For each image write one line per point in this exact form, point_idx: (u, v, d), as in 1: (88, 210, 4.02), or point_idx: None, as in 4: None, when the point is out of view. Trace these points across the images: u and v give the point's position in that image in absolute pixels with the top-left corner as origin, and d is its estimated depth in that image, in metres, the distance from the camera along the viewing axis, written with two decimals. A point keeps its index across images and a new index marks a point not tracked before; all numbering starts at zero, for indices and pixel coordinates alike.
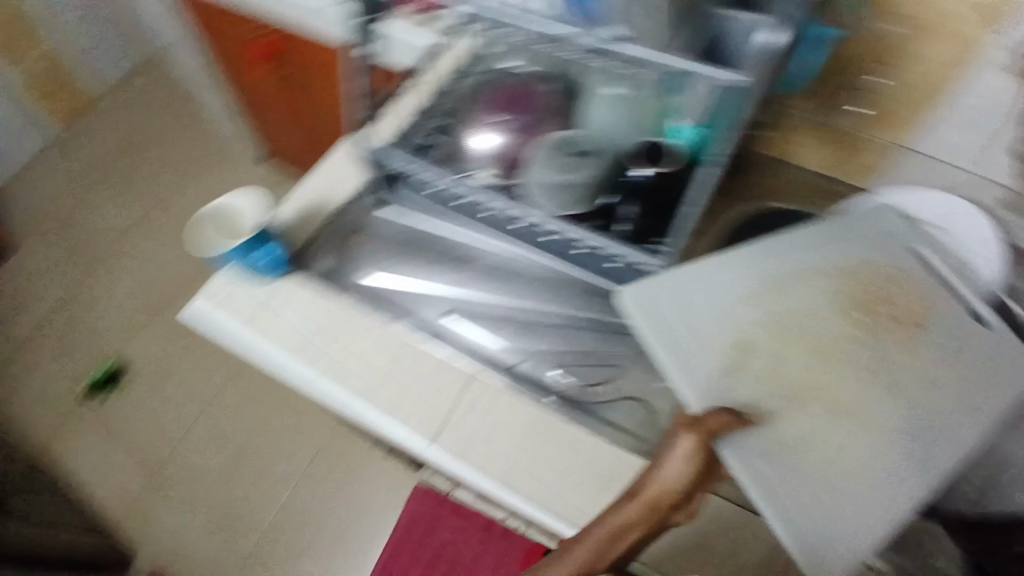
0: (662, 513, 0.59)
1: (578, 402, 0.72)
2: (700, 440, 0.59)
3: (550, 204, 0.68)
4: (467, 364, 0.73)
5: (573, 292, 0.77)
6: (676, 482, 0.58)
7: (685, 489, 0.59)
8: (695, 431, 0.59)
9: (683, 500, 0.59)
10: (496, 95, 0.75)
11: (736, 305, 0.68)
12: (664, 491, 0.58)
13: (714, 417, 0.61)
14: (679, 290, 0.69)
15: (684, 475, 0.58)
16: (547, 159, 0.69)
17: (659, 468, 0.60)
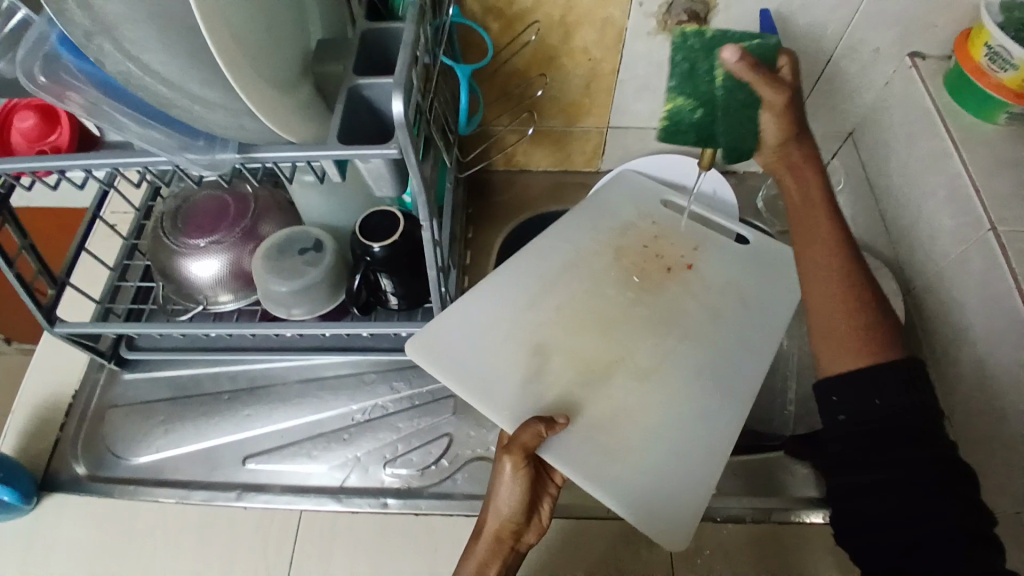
0: (509, 541, 0.56)
1: (421, 491, 0.67)
2: (517, 460, 0.54)
3: (302, 310, 0.65)
4: (291, 504, 0.67)
5: (378, 380, 0.74)
6: (509, 511, 0.55)
7: (523, 512, 0.55)
8: (511, 452, 0.54)
9: (524, 522, 0.56)
10: (193, 217, 0.69)
11: (490, 321, 0.65)
12: (503, 524, 0.55)
13: (526, 430, 0.55)
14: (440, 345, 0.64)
15: (515, 501, 0.55)
16: (272, 269, 0.64)
17: (493, 496, 0.56)
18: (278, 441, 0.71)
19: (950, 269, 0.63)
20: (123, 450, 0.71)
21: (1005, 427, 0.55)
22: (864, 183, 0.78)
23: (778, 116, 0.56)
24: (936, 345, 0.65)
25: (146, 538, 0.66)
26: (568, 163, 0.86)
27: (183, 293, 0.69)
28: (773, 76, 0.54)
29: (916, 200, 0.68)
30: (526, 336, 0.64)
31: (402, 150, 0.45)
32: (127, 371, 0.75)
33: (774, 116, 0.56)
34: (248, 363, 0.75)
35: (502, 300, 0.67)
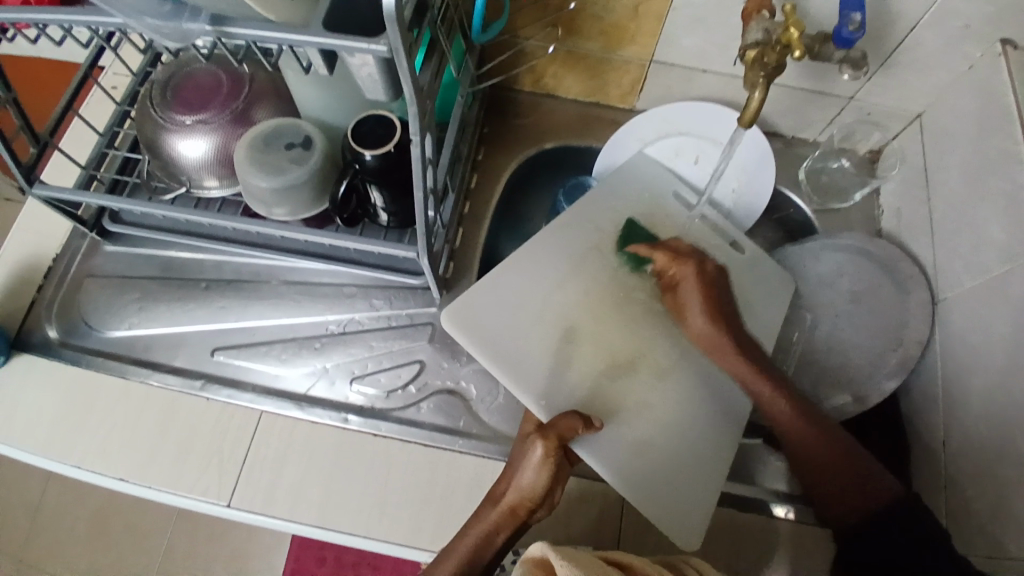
0: (522, 517, 0.53)
1: (384, 414, 0.66)
2: (552, 447, 0.52)
3: (284, 210, 0.62)
4: (253, 404, 0.66)
5: (358, 295, 0.71)
6: (533, 491, 0.52)
7: (546, 493, 0.52)
8: (548, 438, 0.52)
9: (543, 502, 0.53)
10: (184, 90, 0.64)
11: (540, 291, 0.64)
12: (524, 499, 0.52)
13: (565, 420, 0.54)
14: (483, 323, 0.61)
15: (541, 484, 0.51)
16: (256, 162, 0.60)
17: (517, 475, 0.53)
18: (249, 339, 0.69)
19: (990, 288, 0.57)
20: (97, 320, 0.70)
21: (1004, 468, 0.51)
22: (919, 172, 0.70)
23: (681, 297, 0.62)
24: (950, 366, 0.60)
25: (106, 411, 0.65)
26: (600, 95, 0.78)
27: (167, 171, 0.66)
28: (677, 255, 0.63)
29: (970, 204, 0.61)
30: (548, 310, 0.63)
31: (392, 48, 0.40)
32: (108, 243, 0.73)
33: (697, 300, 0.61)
34: (230, 256, 0.73)
35: (536, 273, 0.64)
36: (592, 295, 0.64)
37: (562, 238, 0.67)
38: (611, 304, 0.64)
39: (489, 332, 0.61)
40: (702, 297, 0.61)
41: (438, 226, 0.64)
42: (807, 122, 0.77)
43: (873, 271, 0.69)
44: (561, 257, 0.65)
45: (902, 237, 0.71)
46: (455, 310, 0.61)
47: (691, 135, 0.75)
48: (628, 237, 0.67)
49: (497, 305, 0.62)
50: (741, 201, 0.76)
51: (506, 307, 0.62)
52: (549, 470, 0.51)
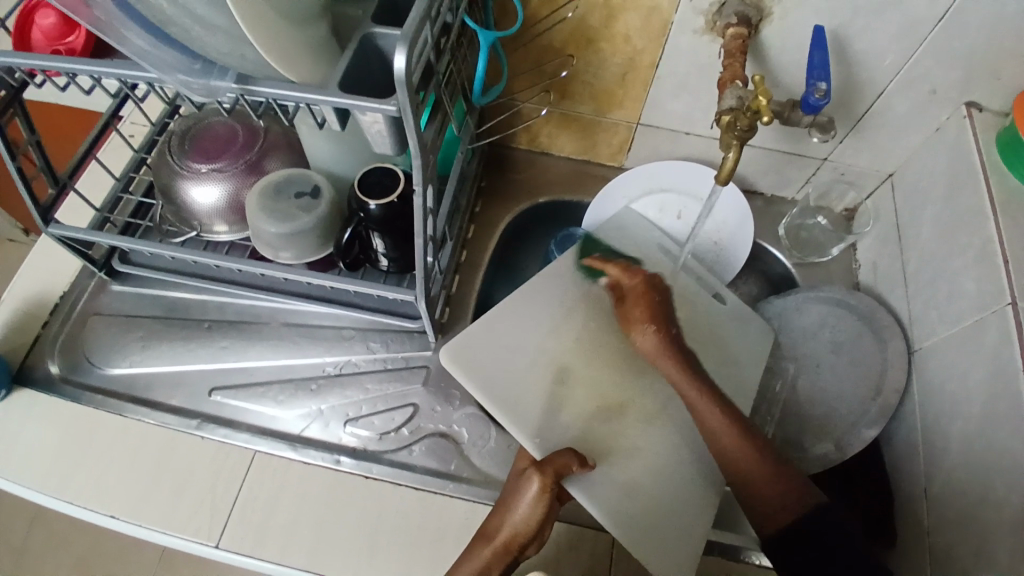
0: (515, 553, 0.53)
1: (377, 455, 0.67)
2: (547, 482, 0.53)
3: (290, 255, 0.65)
4: (248, 443, 0.67)
5: (356, 338, 0.73)
6: (527, 523, 0.53)
7: (539, 527, 0.53)
8: (543, 473, 0.54)
9: (535, 538, 0.54)
10: (202, 141, 0.68)
11: (534, 336, 0.66)
12: (517, 534, 0.53)
13: (560, 456, 0.56)
14: (479, 366, 0.63)
15: (535, 518, 0.53)
16: (266, 209, 0.63)
17: (508, 509, 0.54)
18: (248, 379, 0.71)
19: (963, 338, 0.59)
20: (99, 357, 0.72)
21: (984, 514, 0.52)
22: (893, 229, 0.74)
23: (628, 305, 0.67)
24: (929, 417, 0.62)
25: (102, 448, 0.66)
26: (592, 154, 0.83)
27: (180, 216, 0.69)
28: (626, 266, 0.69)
29: (941, 259, 0.64)
30: (542, 356, 0.65)
31: (402, 107, 0.43)
32: (115, 283, 0.75)
33: (641, 309, 0.66)
34: (233, 298, 0.75)
35: (531, 318, 0.67)
36: (584, 341, 0.66)
37: (554, 285, 0.69)
38: (602, 350, 0.66)
39: (483, 375, 0.63)
40: (648, 313, 0.66)
41: (437, 271, 0.67)
42: (787, 181, 0.81)
43: (854, 323, 0.72)
44: (553, 304, 0.68)
45: (880, 290, 0.74)
46: (454, 349, 0.63)
47: (675, 191, 0.79)
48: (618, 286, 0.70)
49: (495, 348, 0.64)
50: (723, 254, 0.79)
51: (501, 351, 0.64)
52: (542, 505, 0.53)
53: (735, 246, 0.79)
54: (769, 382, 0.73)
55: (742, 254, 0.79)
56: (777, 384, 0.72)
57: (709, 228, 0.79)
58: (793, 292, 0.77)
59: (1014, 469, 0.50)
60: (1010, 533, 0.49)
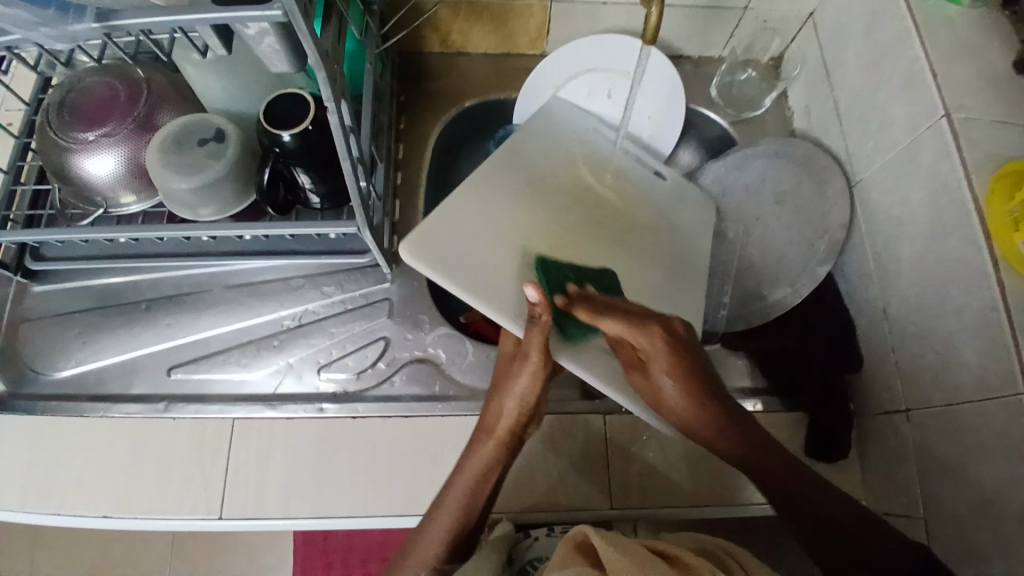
0: (517, 435, 0.56)
1: (359, 395, 0.66)
2: (540, 366, 0.54)
3: (211, 210, 0.61)
4: (222, 413, 0.64)
5: (307, 285, 0.70)
6: (524, 403, 0.55)
7: (534, 405, 0.56)
8: (535, 357, 0.54)
9: (530, 416, 0.57)
10: (79, 107, 0.61)
11: (494, 225, 0.62)
12: (517, 418, 0.55)
13: (535, 329, 0.52)
14: (448, 256, 0.58)
15: (534, 396, 0.55)
16: (171, 164, 0.58)
17: (504, 392, 0.56)
18: (205, 351, 0.68)
19: (903, 161, 0.60)
20: (42, 363, 0.67)
21: (945, 320, 0.55)
22: (821, 68, 0.73)
23: (647, 362, 0.52)
24: (877, 243, 0.64)
25: (72, 453, 0.62)
26: (510, 46, 0.79)
27: (81, 196, 0.63)
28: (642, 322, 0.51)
29: (872, 88, 0.64)
30: (506, 243, 0.61)
31: (287, 12, 0.39)
32: (37, 283, 0.69)
33: (668, 371, 0.51)
34: (166, 272, 0.70)
35: (486, 207, 0.63)
36: (543, 231, 0.64)
37: (499, 173, 0.66)
38: (561, 237, 0.64)
39: (451, 263, 0.57)
40: (674, 370, 0.51)
41: (374, 197, 0.64)
42: (711, 39, 0.79)
43: (792, 170, 0.72)
44: (504, 194, 0.64)
45: (815, 132, 0.74)
46: (415, 242, 0.57)
47: (600, 71, 0.76)
48: (559, 176, 0.69)
49: (456, 236, 0.59)
50: (661, 128, 0.78)
51: (463, 239, 0.59)
52: (537, 382, 0.55)
53: (668, 118, 0.77)
54: (722, 244, 0.74)
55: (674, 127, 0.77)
56: (728, 243, 0.74)
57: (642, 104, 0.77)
58: (731, 150, 0.77)
59: (968, 272, 0.52)
60: (971, 330, 0.52)
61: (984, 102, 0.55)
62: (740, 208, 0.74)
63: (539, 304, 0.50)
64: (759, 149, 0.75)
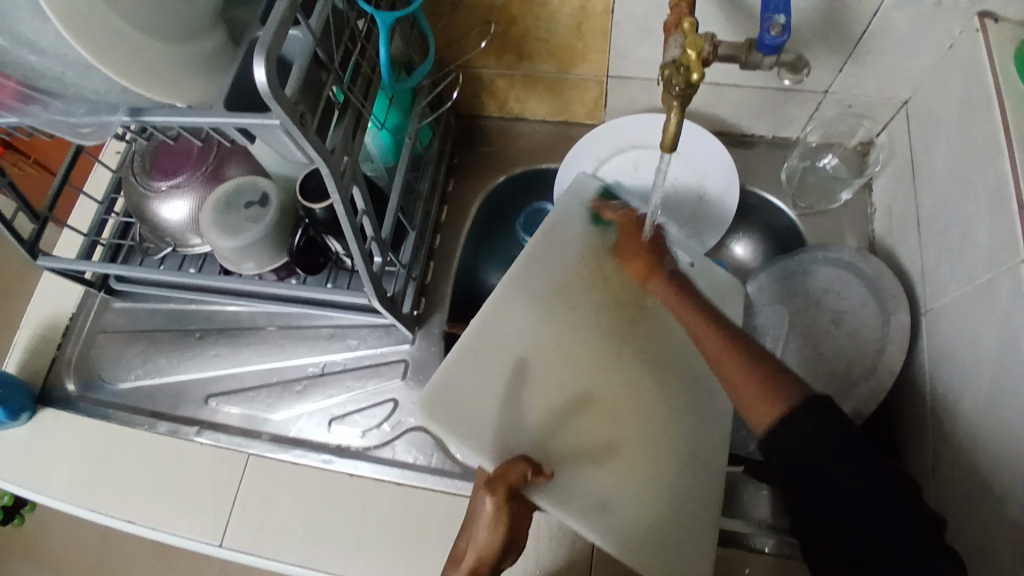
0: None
1: (361, 453, 0.68)
2: (501, 498, 0.49)
3: (251, 264, 0.65)
4: (241, 446, 0.69)
5: (336, 336, 0.74)
6: (490, 548, 0.49)
7: (503, 548, 0.49)
8: (494, 489, 0.49)
9: (506, 556, 0.50)
10: (160, 159, 0.69)
11: (507, 359, 0.58)
12: (483, 559, 0.49)
13: (514, 466, 0.51)
14: (462, 421, 0.55)
15: (498, 536, 0.49)
16: (219, 223, 0.63)
17: (470, 534, 0.50)
18: (239, 384, 0.74)
19: (973, 297, 0.51)
20: (108, 373, 0.76)
21: (993, 504, 0.46)
22: (907, 166, 0.64)
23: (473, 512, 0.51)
24: (939, 386, 0.55)
25: (114, 459, 0.70)
26: (567, 114, 0.78)
27: (155, 234, 0.71)
28: (504, 498, 0.49)
29: (955, 201, 0.55)
30: (524, 381, 0.58)
31: (283, 122, 0.42)
32: (117, 300, 0.79)
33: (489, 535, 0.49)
34: (219, 305, 0.77)
35: (515, 338, 0.59)
36: (559, 353, 0.59)
37: (525, 291, 0.61)
38: (576, 356, 0.59)
39: (467, 425, 0.55)
40: (488, 528, 0.49)
41: (396, 267, 0.65)
42: (787, 120, 0.73)
43: (860, 288, 0.64)
44: (532, 318, 0.60)
45: (893, 238, 0.66)
46: (427, 403, 0.56)
47: (637, 146, 0.73)
48: (579, 282, 0.62)
49: (473, 392, 0.57)
50: (711, 207, 0.73)
51: (479, 392, 0.57)
52: (502, 519, 0.49)
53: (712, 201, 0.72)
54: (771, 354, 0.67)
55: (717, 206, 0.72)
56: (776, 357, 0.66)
57: (686, 181, 0.73)
58: (801, 252, 0.69)
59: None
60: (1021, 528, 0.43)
61: None
62: (800, 323, 0.66)
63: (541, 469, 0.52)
64: (832, 260, 0.66)
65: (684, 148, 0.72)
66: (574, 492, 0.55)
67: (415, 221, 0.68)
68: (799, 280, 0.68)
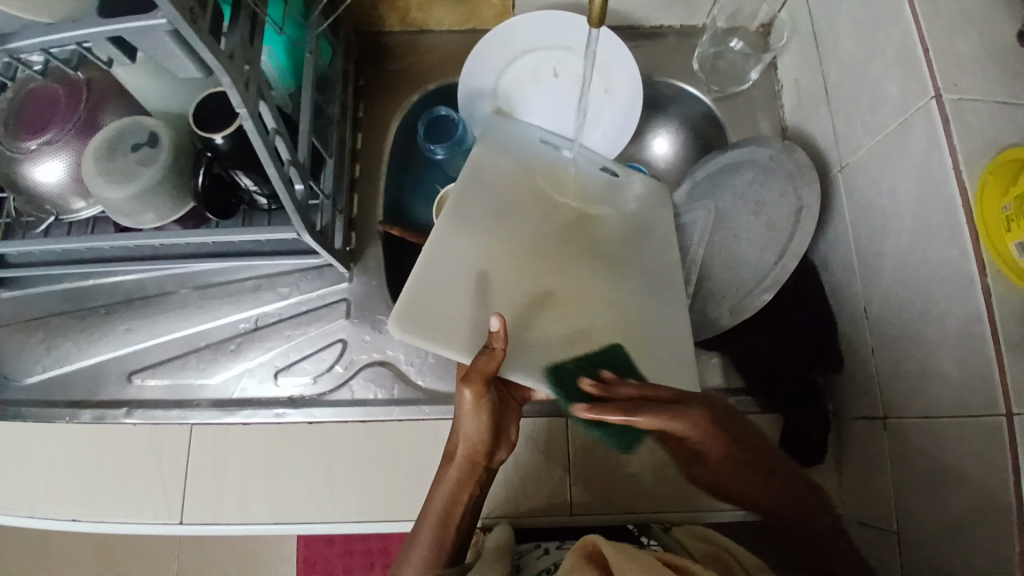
0: (483, 462, 0.54)
1: (316, 399, 0.65)
2: (476, 388, 0.50)
3: (151, 217, 0.58)
4: (180, 419, 0.64)
5: (266, 286, 0.69)
6: (476, 436, 0.53)
7: (490, 432, 0.53)
8: (469, 383, 0.50)
9: (495, 441, 0.55)
10: (19, 113, 0.60)
11: (471, 260, 0.59)
12: (475, 446, 0.53)
13: (483, 357, 0.50)
14: (437, 322, 0.56)
15: (480, 419, 0.52)
16: (105, 174, 0.56)
17: (458, 424, 0.53)
18: (167, 354, 0.68)
19: (888, 145, 0.55)
20: (9, 368, 0.68)
21: (924, 326, 0.50)
22: (810, 37, 0.67)
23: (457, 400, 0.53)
24: (862, 236, 0.59)
25: (37, 460, 0.63)
26: (476, 20, 0.75)
27: (31, 204, 0.62)
28: (479, 385, 0.50)
29: (861, 59, 0.58)
30: (489, 277, 0.59)
31: (171, 21, 0.36)
32: (2, 290, 0.70)
33: (474, 422, 0.52)
34: (124, 274, 0.70)
35: (473, 240, 0.60)
36: (518, 251, 0.61)
37: (477, 195, 0.63)
38: (537, 252, 0.61)
39: (444, 327, 0.56)
40: (471, 418, 0.52)
41: (320, 197, 0.60)
42: (694, 6, 0.73)
43: (780, 171, 0.65)
44: (484, 217, 0.62)
45: (803, 111, 0.69)
46: (402, 314, 0.55)
47: (540, 49, 0.72)
48: (520, 189, 0.64)
49: (444, 293, 0.57)
50: (619, 101, 0.73)
51: (451, 293, 0.57)
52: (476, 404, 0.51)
53: (626, 105, 0.73)
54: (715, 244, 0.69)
55: (629, 108, 0.73)
56: (719, 245, 0.69)
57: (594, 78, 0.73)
58: (731, 144, 0.70)
59: (948, 273, 0.48)
60: (950, 339, 0.47)
61: (981, 79, 0.48)
62: (734, 209, 0.69)
63: (501, 333, 0.48)
64: (750, 146, 0.68)
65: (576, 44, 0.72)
66: (557, 364, 0.57)
67: (334, 152, 0.64)
68: (731, 170, 0.70)
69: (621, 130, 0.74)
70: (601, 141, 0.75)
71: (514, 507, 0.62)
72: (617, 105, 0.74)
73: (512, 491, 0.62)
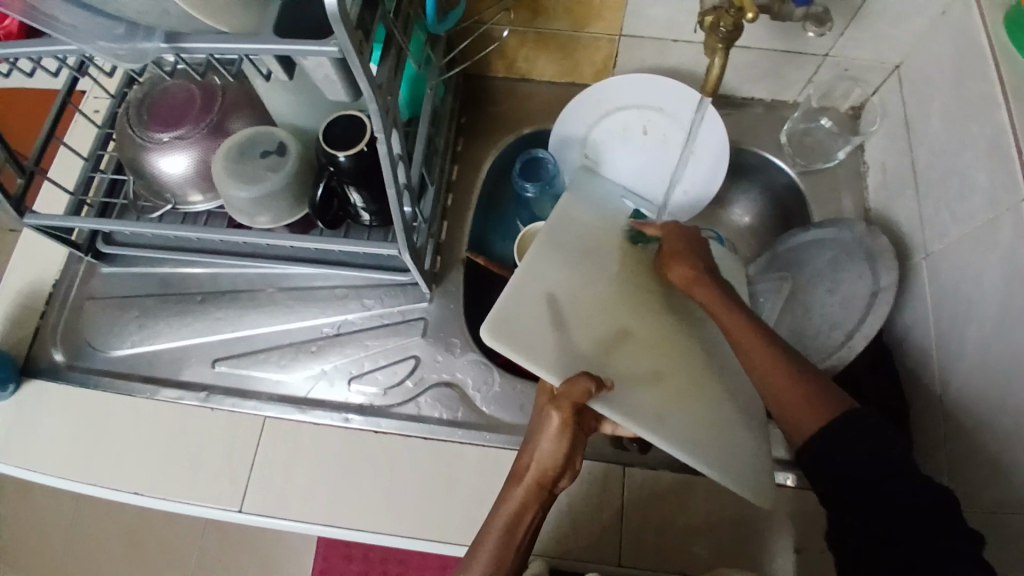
0: (548, 489, 0.51)
1: (384, 410, 0.67)
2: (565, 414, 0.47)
3: (266, 218, 0.63)
4: (256, 410, 0.67)
5: (350, 296, 0.73)
6: (548, 464, 0.49)
7: (566, 461, 0.49)
8: (559, 406, 0.47)
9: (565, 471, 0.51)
10: (158, 109, 0.65)
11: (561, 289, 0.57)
12: (545, 472, 0.49)
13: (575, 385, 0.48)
14: (526, 340, 0.53)
15: (561, 450, 0.48)
16: (232, 173, 0.60)
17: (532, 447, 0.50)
18: (248, 347, 0.71)
19: (976, 237, 0.56)
20: (99, 340, 0.72)
21: (1004, 420, 0.50)
22: (901, 124, 0.69)
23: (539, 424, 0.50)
24: (943, 323, 0.59)
25: (115, 430, 0.67)
26: (574, 75, 0.79)
27: (151, 189, 0.67)
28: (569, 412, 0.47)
29: (953, 151, 0.60)
30: (577, 305, 0.57)
31: (343, 49, 0.40)
32: (105, 265, 0.75)
33: (549, 450, 0.49)
34: (219, 266, 0.74)
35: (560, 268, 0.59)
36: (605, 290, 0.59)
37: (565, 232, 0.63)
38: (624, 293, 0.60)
39: (531, 344, 0.52)
40: (550, 444, 0.49)
41: (420, 220, 0.64)
42: (786, 83, 0.76)
43: (863, 249, 0.66)
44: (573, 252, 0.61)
45: (889, 194, 0.70)
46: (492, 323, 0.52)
47: (632, 107, 0.76)
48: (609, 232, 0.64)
49: (534, 315, 0.54)
50: (705, 163, 0.76)
51: (541, 316, 0.54)
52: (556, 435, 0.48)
53: (710, 168, 0.76)
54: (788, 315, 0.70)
55: (713, 171, 0.76)
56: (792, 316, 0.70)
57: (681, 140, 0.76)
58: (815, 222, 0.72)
59: None
60: None
61: None
62: (812, 283, 0.70)
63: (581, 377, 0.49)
64: (835, 225, 0.69)
65: (669, 107, 0.75)
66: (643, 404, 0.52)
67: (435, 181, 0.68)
68: (812, 245, 0.71)
69: (702, 191, 0.77)
70: (683, 199, 0.78)
71: (564, 546, 0.62)
72: (700, 167, 0.76)
73: (563, 529, 0.62)
